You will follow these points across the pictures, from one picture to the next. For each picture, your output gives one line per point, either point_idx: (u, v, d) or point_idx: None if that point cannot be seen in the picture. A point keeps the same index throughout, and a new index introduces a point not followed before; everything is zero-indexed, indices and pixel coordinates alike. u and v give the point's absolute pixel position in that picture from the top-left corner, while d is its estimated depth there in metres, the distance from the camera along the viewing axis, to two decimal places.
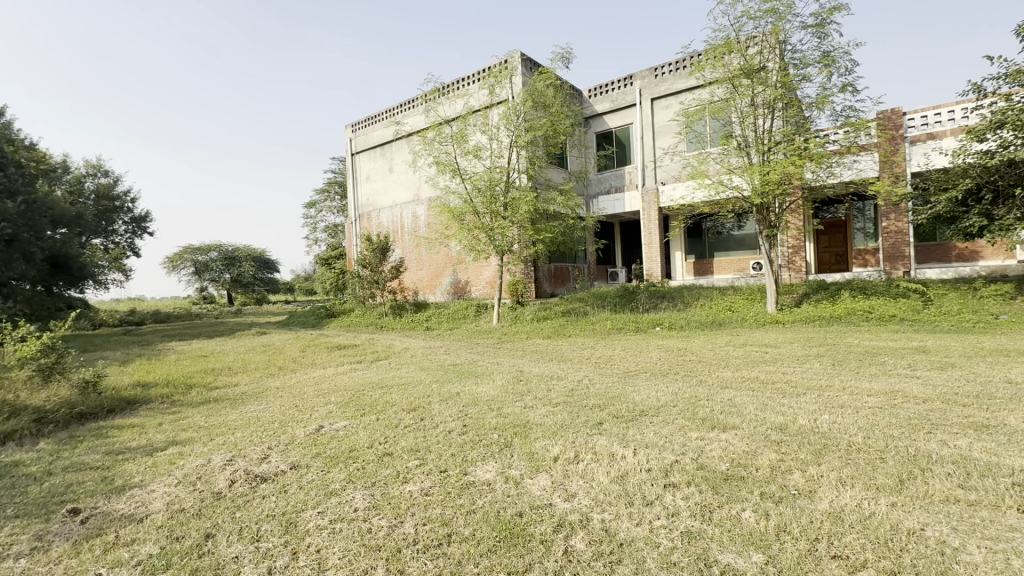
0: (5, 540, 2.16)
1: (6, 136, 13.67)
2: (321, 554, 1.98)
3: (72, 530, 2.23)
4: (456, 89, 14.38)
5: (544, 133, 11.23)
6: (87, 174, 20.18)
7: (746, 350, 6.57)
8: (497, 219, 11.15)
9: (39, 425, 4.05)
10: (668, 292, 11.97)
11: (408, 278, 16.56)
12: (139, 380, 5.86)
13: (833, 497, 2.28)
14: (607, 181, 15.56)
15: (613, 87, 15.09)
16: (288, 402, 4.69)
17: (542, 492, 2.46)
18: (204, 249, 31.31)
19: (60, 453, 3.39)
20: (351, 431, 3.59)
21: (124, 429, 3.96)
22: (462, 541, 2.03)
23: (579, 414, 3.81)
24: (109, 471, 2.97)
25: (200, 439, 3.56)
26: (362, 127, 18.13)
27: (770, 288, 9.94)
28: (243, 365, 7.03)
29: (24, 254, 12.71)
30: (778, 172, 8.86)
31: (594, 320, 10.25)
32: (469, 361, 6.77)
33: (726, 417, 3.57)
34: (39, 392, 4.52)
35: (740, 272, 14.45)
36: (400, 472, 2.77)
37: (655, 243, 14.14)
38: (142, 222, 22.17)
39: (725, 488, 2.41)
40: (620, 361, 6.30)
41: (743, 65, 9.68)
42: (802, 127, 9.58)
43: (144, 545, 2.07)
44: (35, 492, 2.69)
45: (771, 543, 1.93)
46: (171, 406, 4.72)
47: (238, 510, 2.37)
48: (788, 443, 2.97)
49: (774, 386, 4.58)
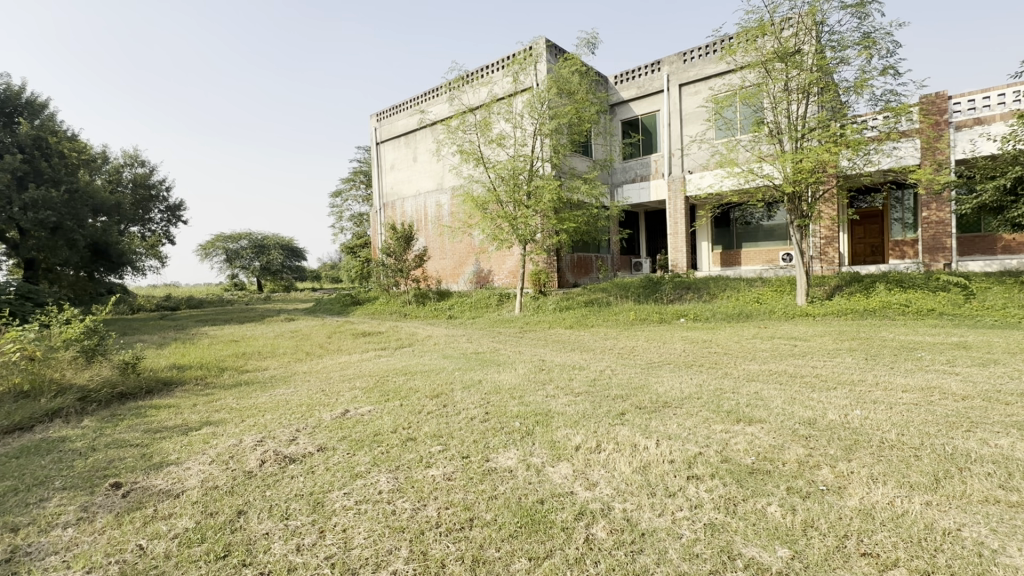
0: (54, 510, 2.30)
1: (50, 128, 14.31)
2: (348, 533, 2.03)
3: (115, 503, 2.35)
4: (480, 77, 14.30)
5: (568, 120, 11.07)
6: (125, 164, 20.98)
7: (774, 343, 6.41)
8: (521, 208, 11.08)
9: (84, 403, 4.27)
10: (693, 283, 11.77)
11: (431, 267, 16.72)
12: (175, 363, 6.09)
13: (863, 494, 2.22)
14: (632, 170, 15.31)
15: (639, 73, 14.75)
16: (315, 386, 4.82)
17: (563, 480, 2.46)
18: (234, 237, 32.24)
19: (103, 430, 3.56)
20: (375, 416, 3.67)
21: (161, 409, 4.13)
22: (484, 525, 2.06)
23: (601, 404, 3.79)
24: (148, 448, 3.11)
25: (233, 420, 3.69)
26: (387, 116, 18.23)
27: (801, 280, 9.66)
28: (273, 350, 7.24)
29: (67, 242, 13.51)
30: (812, 159, 8.56)
31: (617, 310, 10.16)
32: (491, 349, 6.82)
33: (751, 410, 3.50)
34: (83, 372, 4.74)
35: (769, 263, 14.08)
36: (423, 457, 2.81)
37: (680, 233, 13.90)
38: (177, 211, 22.83)
39: (750, 482, 2.37)
40: (643, 352, 6.24)
41: (778, 48, 9.30)
42: (838, 113, 9.19)
43: (180, 520, 2.16)
44: (81, 466, 2.84)
45: (798, 539, 1.89)
46: (205, 388, 4.90)
47: (268, 489, 2.45)
48: (816, 438, 2.90)
49: (803, 379, 4.47)
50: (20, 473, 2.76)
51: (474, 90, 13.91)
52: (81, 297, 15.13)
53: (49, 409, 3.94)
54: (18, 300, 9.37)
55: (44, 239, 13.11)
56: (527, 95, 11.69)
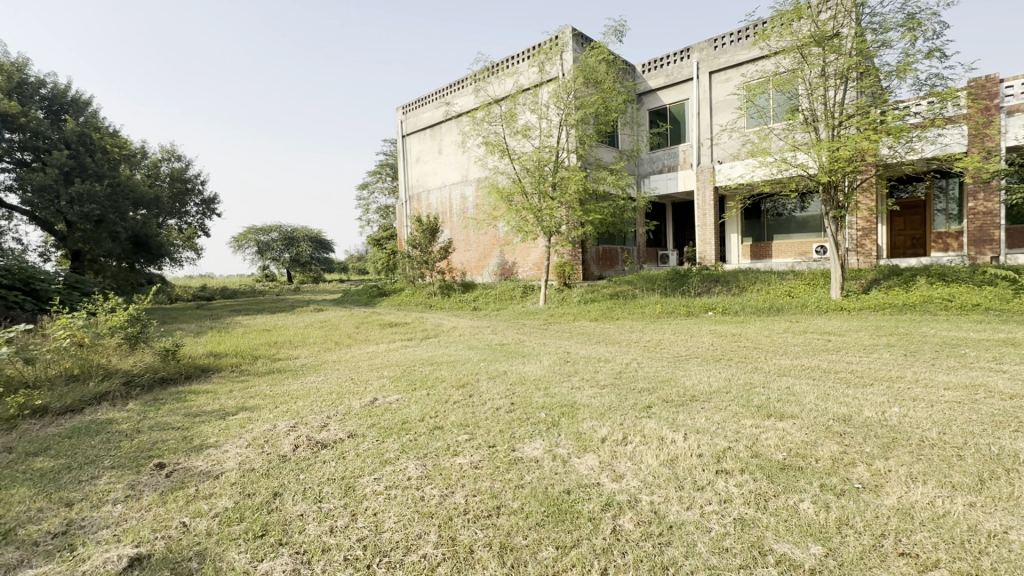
0: (104, 487, 2.43)
1: (95, 124, 14.95)
2: (378, 517, 2.09)
3: (159, 482, 2.47)
4: (505, 68, 14.23)
5: (594, 110, 10.92)
6: (162, 159, 21.75)
7: (806, 338, 6.24)
8: (546, 200, 11.01)
9: (128, 387, 4.48)
10: (722, 275, 11.53)
11: (456, 259, 16.84)
12: (211, 350, 6.31)
13: (902, 493, 2.15)
14: (660, 161, 15.03)
15: (668, 61, 14.42)
16: (344, 375, 4.94)
17: (589, 471, 2.47)
18: (266, 230, 33.14)
19: (146, 413, 3.74)
20: (403, 404, 3.74)
21: (199, 394, 4.31)
22: (511, 513, 2.08)
23: (627, 397, 3.77)
24: (188, 431, 3.25)
25: (267, 407, 3.81)
26: (413, 109, 18.36)
27: (835, 273, 9.32)
28: (303, 339, 7.43)
29: (110, 234, 14.20)
30: (849, 148, 8.24)
31: (643, 303, 10.04)
32: (515, 341, 6.84)
33: (783, 406, 3.42)
34: (127, 358, 4.96)
35: (801, 255, 13.67)
36: (450, 445, 2.85)
37: (709, 224, 13.61)
38: (211, 204, 23.52)
39: (782, 478, 2.32)
40: (670, 345, 6.18)
41: (815, 31, 8.93)
42: (878, 99, 8.81)
43: (220, 500, 2.25)
44: (127, 446, 2.99)
45: (832, 536, 1.85)
46: (240, 375, 5.08)
47: (302, 473, 2.53)
48: (852, 435, 2.82)
49: (838, 375, 4.35)
50: (72, 452, 2.92)
51: (499, 81, 13.86)
52: (123, 287, 15.84)
53: (97, 393, 4.14)
54: (66, 289, 9.84)
55: (89, 231, 13.81)
56: (553, 85, 11.57)
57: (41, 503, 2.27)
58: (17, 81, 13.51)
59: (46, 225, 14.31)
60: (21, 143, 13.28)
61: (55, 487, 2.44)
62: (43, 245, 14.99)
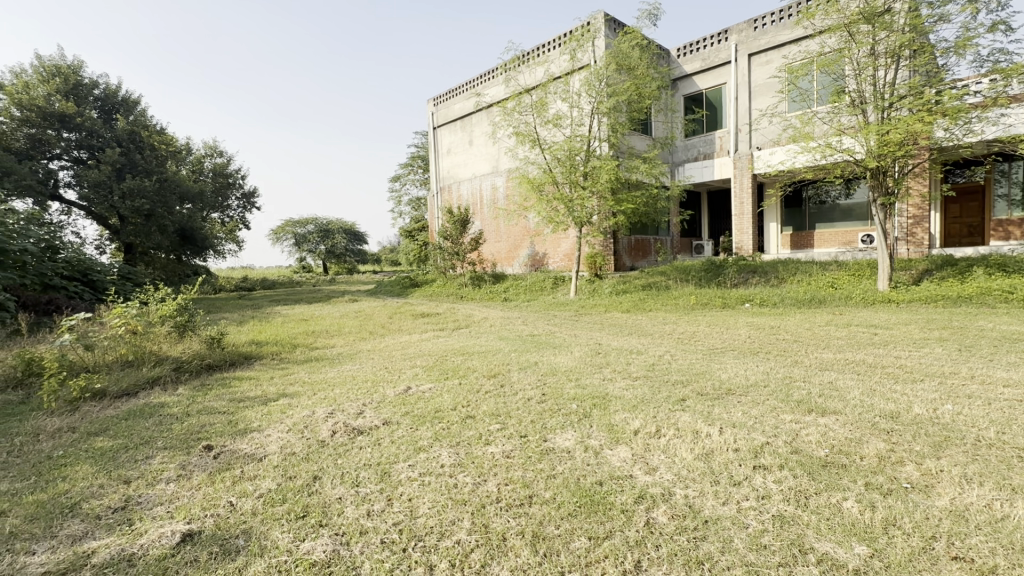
0: (158, 466, 2.58)
1: (143, 121, 15.66)
2: (413, 502, 2.14)
3: (207, 463, 2.60)
4: (536, 57, 14.07)
5: (627, 97, 10.68)
6: (206, 155, 22.64)
7: (851, 331, 5.97)
8: (577, 189, 10.88)
9: (178, 372, 4.73)
10: (760, 266, 11.17)
11: (487, 250, 16.92)
12: (253, 339, 6.57)
13: (955, 494, 2.04)
14: (695, 148, 14.62)
15: (704, 44, 13.94)
16: (379, 363, 5.06)
17: (622, 463, 2.45)
18: (303, 222, 34.14)
19: (195, 398, 3.93)
20: (435, 393, 3.81)
21: (243, 380, 4.50)
22: (543, 503, 2.09)
23: (660, 389, 3.71)
24: (233, 416, 3.40)
25: (306, 394, 3.94)
26: (444, 101, 18.42)
27: (883, 263, 8.88)
28: (339, 328, 7.64)
29: (159, 227, 14.90)
30: (900, 131, 7.80)
31: (677, 294, 9.84)
32: (546, 332, 6.83)
33: (825, 401, 3.30)
34: (177, 345, 5.20)
35: (846, 245, 13.07)
36: (482, 434, 2.88)
37: (746, 213, 13.19)
38: (251, 197, 24.27)
39: (824, 475, 2.24)
40: (704, 337, 6.03)
41: (864, 7, 8.37)
42: (934, 78, 8.29)
43: (264, 481, 2.35)
44: (178, 429, 3.16)
45: (878, 537, 1.78)
46: (280, 363, 5.27)
47: (339, 457, 2.62)
48: (900, 433, 2.70)
49: (884, 370, 4.16)
50: (129, 433, 3.11)
51: (530, 71, 13.73)
52: (171, 277, 16.66)
53: (150, 377, 4.40)
54: (120, 280, 10.41)
55: (140, 225, 14.56)
56: (585, 73, 11.38)
57: (102, 479, 2.43)
58: (72, 83, 14.26)
59: (102, 219, 15.16)
60: (78, 141, 14.09)
61: (113, 466, 2.60)
62: (100, 238, 15.90)
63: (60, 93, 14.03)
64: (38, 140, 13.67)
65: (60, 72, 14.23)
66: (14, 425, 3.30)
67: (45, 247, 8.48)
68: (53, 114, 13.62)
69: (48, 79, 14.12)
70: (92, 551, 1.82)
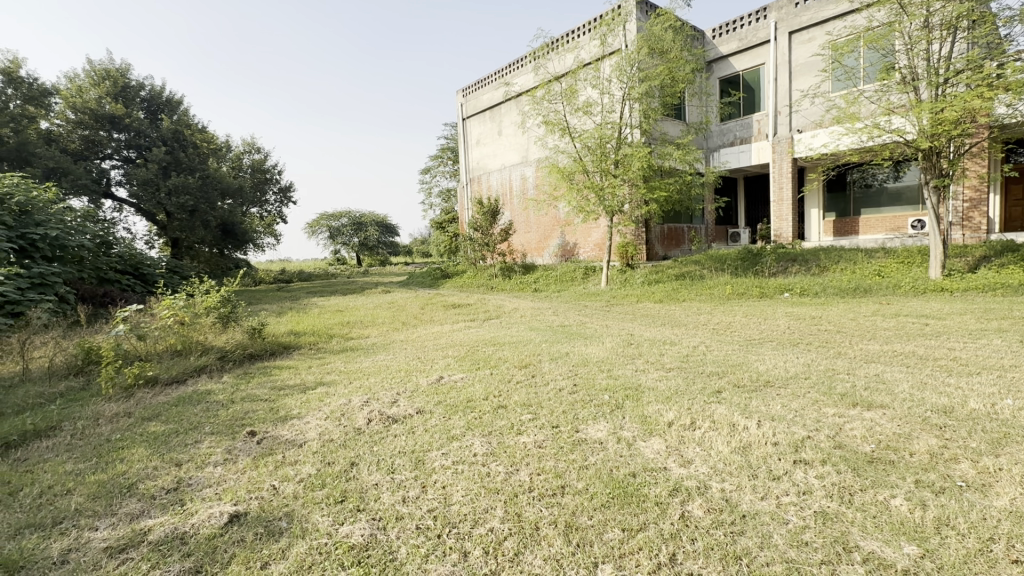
0: (207, 450, 2.71)
1: (186, 121, 16.30)
2: (446, 490, 2.17)
3: (251, 448, 2.72)
4: (565, 43, 13.86)
5: (660, 82, 10.41)
6: (245, 151, 23.44)
7: (900, 321, 5.70)
8: (608, 178, 10.69)
9: (223, 361, 4.94)
10: (800, 254, 10.75)
11: (517, 241, 16.94)
12: (292, 329, 6.79)
13: (1016, 495, 1.92)
14: (731, 132, 14.15)
15: (741, 23, 13.41)
16: (412, 353, 5.15)
17: (656, 455, 2.42)
18: (337, 215, 35.02)
19: (239, 385, 4.12)
20: (467, 382, 3.86)
21: (282, 369, 4.67)
22: (575, 493, 2.09)
23: (695, 380, 3.65)
24: (275, 403, 3.53)
25: (342, 382, 4.06)
26: (472, 91, 18.41)
27: (935, 249, 8.40)
28: (373, 319, 7.81)
29: (203, 223, 15.55)
30: (957, 108, 7.32)
31: (711, 284, 9.59)
32: (577, 322, 6.78)
33: (871, 395, 3.16)
34: (221, 335, 5.42)
35: (893, 231, 12.44)
36: (514, 424, 2.90)
37: (786, 199, 12.70)
38: (288, 192, 24.81)
39: (870, 472, 2.16)
40: (741, 328, 5.89)
41: None
42: (995, 51, 7.73)
43: (304, 466, 2.44)
44: (224, 414, 3.31)
45: (930, 537, 1.70)
46: (317, 352, 5.44)
47: (375, 445, 2.68)
48: (953, 428, 2.56)
49: (935, 362, 3.95)
50: (179, 419, 3.28)
51: (559, 58, 13.56)
52: (214, 271, 17.35)
53: (197, 366, 4.61)
54: (168, 273, 10.93)
55: (185, 221, 15.25)
56: (616, 58, 11.14)
57: (156, 461, 2.57)
58: (120, 85, 14.96)
59: (150, 215, 15.93)
60: (127, 142, 14.85)
61: (166, 449, 2.75)
62: (149, 234, 16.73)
63: (110, 95, 14.74)
64: (91, 142, 14.47)
65: (109, 75, 14.92)
66: (77, 409, 3.53)
67: (100, 242, 8.97)
68: (104, 116, 14.35)
69: (99, 82, 14.84)
70: (149, 528, 1.93)
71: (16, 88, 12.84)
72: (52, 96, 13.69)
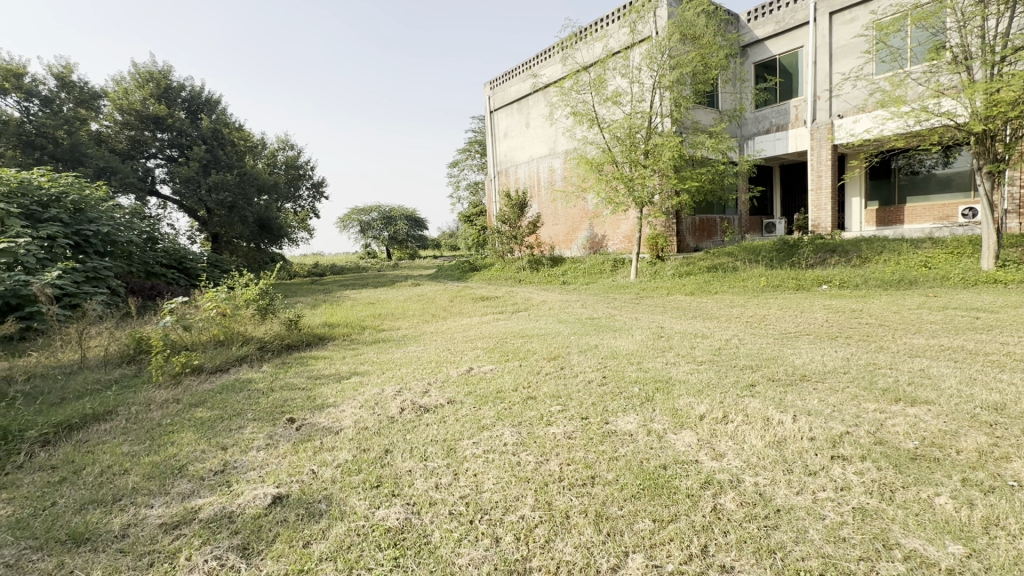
0: (250, 435, 2.84)
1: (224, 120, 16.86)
2: (478, 478, 2.22)
3: (291, 434, 2.83)
4: (594, 32, 13.67)
5: (692, 68, 10.14)
6: (279, 149, 24.06)
7: (948, 315, 5.40)
8: (638, 168, 10.50)
9: (263, 351, 5.15)
10: (839, 245, 10.36)
11: (545, 233, 16.91)
12: (327, 321, 6.99)
13: None
14: (767, 119, 13.71)
15: (778, 5, 12.91)
16: (441, 345, 5.24)
17: (687, 448, 2.40)
18: (367, 210, 35.65)
19: (278, 374, 4.29)
20: (497, 373, 3.91)
21: (318, 359, 4.83)
22: (606, 484, 2.10)
23: (728, 373, 3.59)
24: (311, 392, 3.66)
25: (375, 372, 4.18)
26: (500, 84, 18.36)
27: (988, 238, 7.94)
28: (404, 311, 7.96)
29: (241, 218, 16.11)
30: (1014, 89, 6.88)
31: (745, 276, 9.34)
32: (606, 315, 6.74)
33: (916, 390, 3.03)
34: (260, 326, 5.63)
35: (942, 220, 11.82)
36: (544, 415, 2.93)
37: (825, 188, 12.24)
38: (320, 188, 25.30)
39: (912, 469, 2.09)
40: (776, 321, 5.71)
41: None
42: None
43: (341, 452, 2.53)
44: (264, 402, 3.45)
45: (977, 537, 1.64)
46: (349, 344, 5.58)
47: (408, 433, 2.75)
48: (1005, 427, 2.44)
49: (986, 357, 3.75)
50: (223, 405, 3.44)
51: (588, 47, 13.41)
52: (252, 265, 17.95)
53: (239, 356, 4.82)
54: (209, 267, 11.36)
55: (224, 217, 15.84)
56: (645, 46, 10.92)
57: (204, 445, 2.71)
58: (163, 86, 15.54)
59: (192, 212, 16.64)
60: (170, 141, 15.54)
61: (212, 434, 2.89)
62: (191, 230, 17.43)
63: (154, 97, 15.33)
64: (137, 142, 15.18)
65: (152, 78, 15.48)
66: (130, 395, 3.74)
67: (147, 238, 9.39)
68: (149, 117, 15.02)
69: (143, 84, 15.39)
70: (199, 508, 2.05)
71: (69, 93, 13.68)
72: (101, 99, 14.37)
